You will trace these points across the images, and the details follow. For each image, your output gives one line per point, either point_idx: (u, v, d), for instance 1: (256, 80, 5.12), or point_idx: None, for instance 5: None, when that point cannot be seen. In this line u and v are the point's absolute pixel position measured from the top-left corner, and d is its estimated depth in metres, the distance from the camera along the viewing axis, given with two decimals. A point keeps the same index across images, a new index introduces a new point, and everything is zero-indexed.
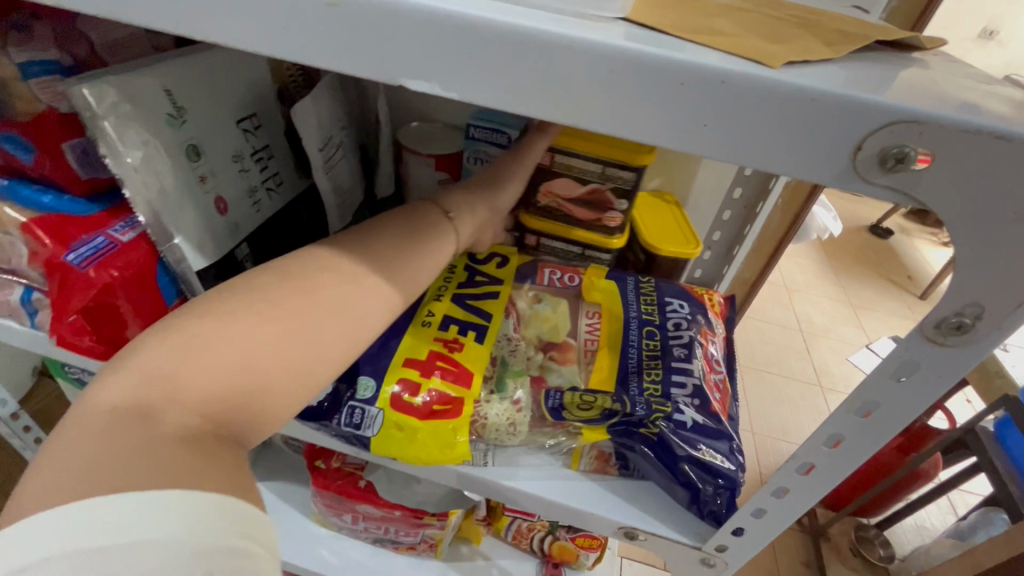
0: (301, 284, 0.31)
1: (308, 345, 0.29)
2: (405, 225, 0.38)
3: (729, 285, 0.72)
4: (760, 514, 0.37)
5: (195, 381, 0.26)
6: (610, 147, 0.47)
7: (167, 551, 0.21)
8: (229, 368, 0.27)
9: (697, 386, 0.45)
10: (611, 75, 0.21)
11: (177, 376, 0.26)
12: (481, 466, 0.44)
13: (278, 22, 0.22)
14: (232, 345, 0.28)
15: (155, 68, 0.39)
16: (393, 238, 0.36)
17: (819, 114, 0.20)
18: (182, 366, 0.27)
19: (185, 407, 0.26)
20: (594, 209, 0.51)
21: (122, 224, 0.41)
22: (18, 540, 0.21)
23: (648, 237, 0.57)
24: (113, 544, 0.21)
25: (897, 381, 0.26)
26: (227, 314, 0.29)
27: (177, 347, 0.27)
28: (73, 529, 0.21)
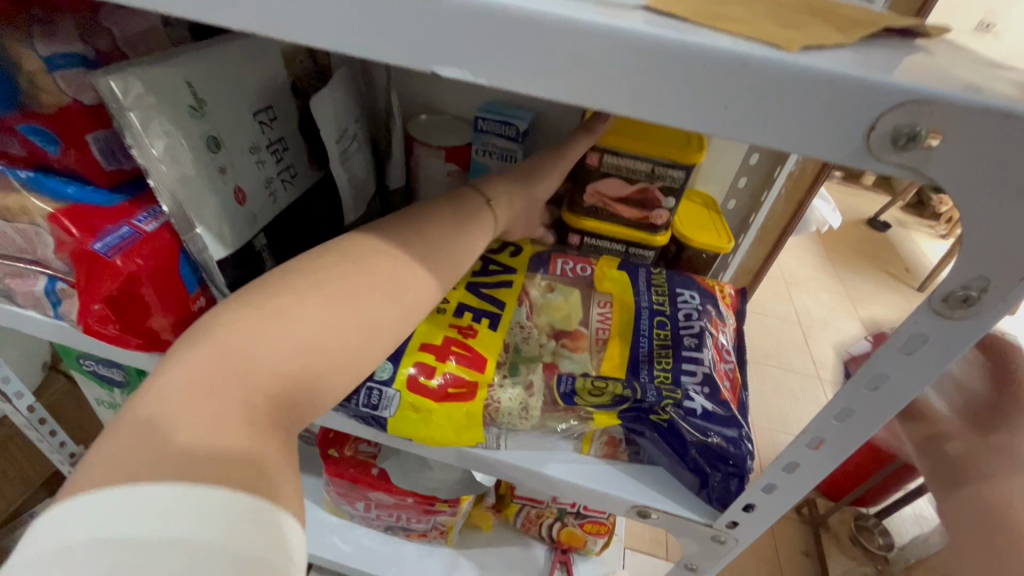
0: (361, 269, 0.33)
1: (367, 330, 0.31)
2: (446, 214, 0.40)
3: (734, 274, 0.73)
4: (770, 490, 0.38)
5: (268, 358, 0.29)
6: (660, 148, 0.52)
7: (208, 553, 0.23)
8: (293, 352, 0.29)
9: (707, 374, 0.46)
10: (635, 59, 0.22)
11: (246, 359, 0.28)
12: (494, 450, 0.45)
13: (319, 12, 0.24)
14: (297, 329, 0.30)
15: (178, 60, 0.40)
16: (437, 224, 0.39)
17: (834, 95, 0.21)
18: (252, 347, 0.29)
19: (256, 386, 0.28)
20: (642, 207, 0.56)
21: (145, 214, 0.42)
22: (85, 514, 0.23)
23: (681, 231, 0.60)
24: (163, 536, 0.23)
25: (904, 355, 0.28)
26: (299, 294, 0.31)
27: (248, 329, 0.29)
28: (132, 513, 0.23)
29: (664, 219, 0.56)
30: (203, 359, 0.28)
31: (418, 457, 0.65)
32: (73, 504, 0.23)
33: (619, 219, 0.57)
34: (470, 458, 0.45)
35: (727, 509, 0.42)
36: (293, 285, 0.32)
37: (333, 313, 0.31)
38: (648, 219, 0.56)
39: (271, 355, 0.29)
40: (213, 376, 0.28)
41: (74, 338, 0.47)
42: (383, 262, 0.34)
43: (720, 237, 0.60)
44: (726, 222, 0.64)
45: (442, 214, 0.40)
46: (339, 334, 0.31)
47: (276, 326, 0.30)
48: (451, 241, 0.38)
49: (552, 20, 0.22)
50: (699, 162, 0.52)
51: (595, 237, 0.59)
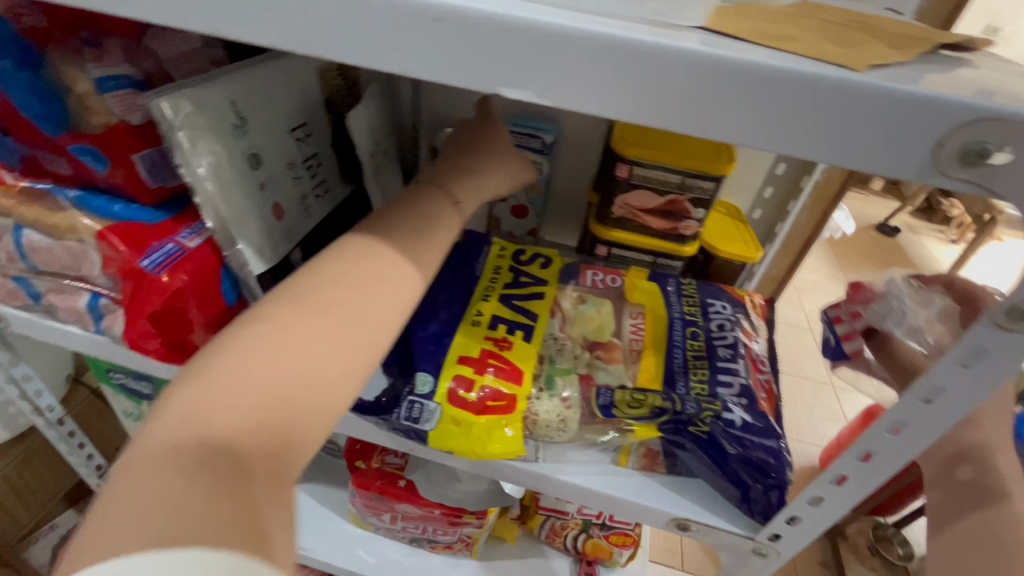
0: (308, 308, 0.30)
1: (331, 366, 0.29)
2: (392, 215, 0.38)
3: (757, 283, 0.73)
4: (817, 503, 0.38)
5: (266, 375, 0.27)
6: (691, 160, 0.52)
7: None
8: (266, 396, 0.26)
9: (744, 386, 0.46)
10: (704, 79, 0.22)
11: (211, 410, 0.25)
12: (533, 462, 0.45)
13: (384, 37, 0.24)
14: (257, 378, 0.27)
15: (223, 80, 0.41)
16: (386, 228, 0.36)
17: (905, 113, 0.21)
18: (206, 402, 0.26)
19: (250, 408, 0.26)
20: (670, 219, 0.56)
21: (188, 231, 0.43)
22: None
23: (709, 240, 0.60)
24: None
25: (962, 367, 0.28)
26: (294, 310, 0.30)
27: (209, 379, 0.27)
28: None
29: (693, 231, 0.57)
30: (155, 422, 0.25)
31: (444, 468, 0.65)
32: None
33: (648, 231, 0.58)
34: (508, 473, 0.45)
35: (770, 521, 0.42)
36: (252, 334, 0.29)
37: (295, 351, 0.28)
38: (675, 229, 0.57)
39: (235, 401, 0.26)
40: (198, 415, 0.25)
41: (115, 352, 0.48)
42: (340, 293, 0.31)
43: (748, 247, 0.60)
44: (752, 231, 0.64)
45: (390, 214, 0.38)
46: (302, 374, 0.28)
47: (230, 378, 0.26)
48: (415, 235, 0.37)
49: (620, 41, 0.22)
50: (729, 172, 0.53)
51: (623, 247, 0.60)
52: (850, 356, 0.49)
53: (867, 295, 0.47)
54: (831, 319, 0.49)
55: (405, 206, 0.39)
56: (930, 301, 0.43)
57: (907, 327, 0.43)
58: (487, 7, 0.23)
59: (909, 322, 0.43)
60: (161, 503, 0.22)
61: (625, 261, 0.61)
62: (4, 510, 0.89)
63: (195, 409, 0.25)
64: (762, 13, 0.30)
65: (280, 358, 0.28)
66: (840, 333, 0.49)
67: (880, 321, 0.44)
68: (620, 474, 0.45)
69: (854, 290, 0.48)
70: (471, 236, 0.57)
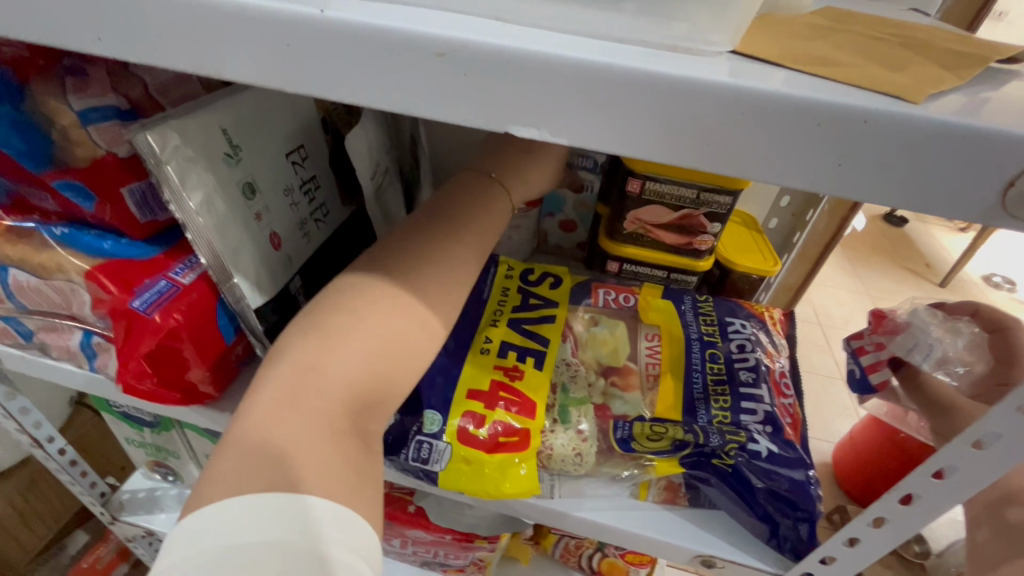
0: (378, 296, 0.31)
1: (408, 350, 0.30)
2: (402, 245, 0.34)
3: (774, 292, 0.70)
4: (853, 543, 0.35)
5: (347, 353, 0.28)
6: (706, 173, 0.49)
7: (274, 552, 0.22)
8: (355, 371, 0.28)
9: (768, 413, 0.44)
10: (740, 117, 0.20)
11: (304, 384, 0.27)
12: (548, 499, 0.43)
13: (384, 73, 0.22)
14: (338, 358, 0.28)
15: (214, 107, 0.39)
16: (398, 263, 0.33)
17: (970, 151, 0.18)
18: (296, 378, 0.27)
19: (334, 382, 0.27)
20: (684, 234, 0.54)
21: (181, 266, 0.41)
22: (195, 528, 0.23)
23: (725, 253, 0.58)
24: (238, 543, 0.22)
25: (1019, 412, 0.26)
26: (367, 299, 0.31)
27: (300, 356, 0.28)
28: (224, 524, 0.22)
29: (708, 246, 0.54)
30: (259, 393, 0.27)
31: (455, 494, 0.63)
32: (187, 526, 0.23)
33: (660, 246, 0.55)
34: (524, 512, 0.43)
35: (801, 560, 0.39)
36: (335, 319, 0.29)
37: (377, 337, 0.29)
38: (690, 244, 0.54)
39: (327, 384, 0.27)
40: (290, 391, 0.27)
41: (110, 391, 0.46)
42: (394, 292, 0.31)
43: (765, 259, 0.58)
44: (769, 241, 0.62)
45: (407, 242, 0.35)
46: (388, 358, 0.29)
47: (321, 361, 0.28)
48: (425, 268, 0.34)
49: (646, 77, 0.20)
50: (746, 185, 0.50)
51: (636, 264, 0.57)
52: (876, 388, 0.46)
53: (890, 325, 0.46)
54: (856, 350, 0.47)
55: (427, 225, 0.36)
56: (957, 331, 0.45)
57: (936, 359, 0.44)
58: (497, 40, 0.21)
59: (937, 354, 0.44)
60: (276, 463, 0.25)
61: (638, 276, 0.59)
62: (11, 536, 0.88)
63: (287, 388, 0.27)
64: (791, 27, 0.28)
65: (364, 345, 0.29)
66: (865, 364, 0.46)
67: (906, 355, 0.45)
68: (645, 502, 0.43)
69: (876, 321, 0.47)
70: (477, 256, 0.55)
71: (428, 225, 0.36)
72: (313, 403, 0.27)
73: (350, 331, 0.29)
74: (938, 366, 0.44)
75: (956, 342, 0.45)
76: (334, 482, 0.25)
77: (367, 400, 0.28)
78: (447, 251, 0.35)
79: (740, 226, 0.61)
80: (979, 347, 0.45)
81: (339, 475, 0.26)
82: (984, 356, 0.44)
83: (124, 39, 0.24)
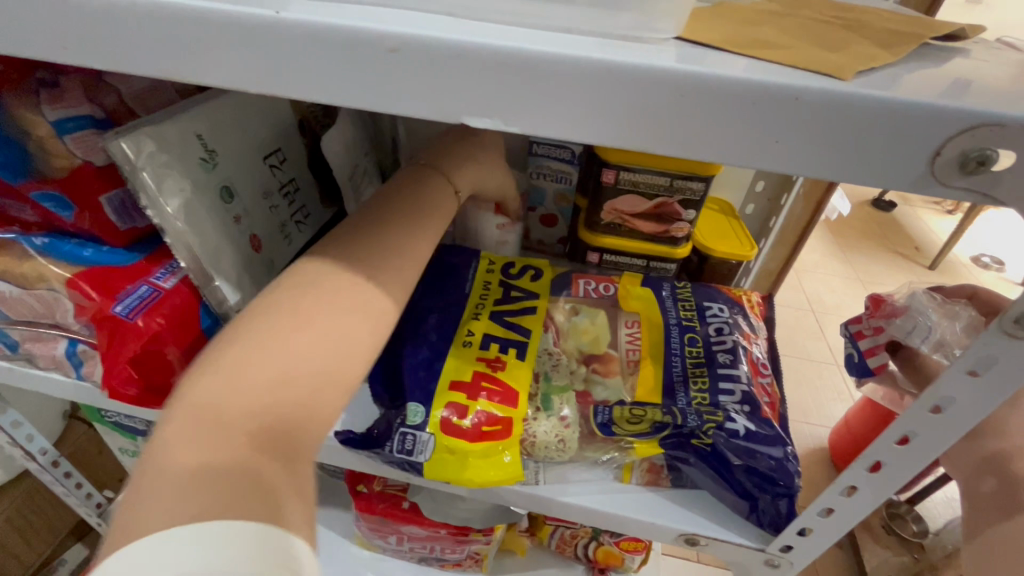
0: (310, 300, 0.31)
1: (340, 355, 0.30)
2: (371, 239, 0.35)
3: (754, 277, 0.71)
4: (827, 513, 0.37)
5: (271, 364, 0.28)
6: (678, 161, 0.50)
7: None
8: (278, 384, 0.27)
9: (746, 393, 0.45)
10: (680, 99, 0.21)
11: (223, 403, 0.26)
12: (533, 485, 0.44)
13: (341, 69, 0.23)
14: (257, 371, 0.27)
15: (187, 113, 0.40)
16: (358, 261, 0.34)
17: (896, 123, 0.19)
18: (213, 398, 0.26)
19: (256, 397, 0.27)
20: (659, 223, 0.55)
21: (163, 271, 0.42)
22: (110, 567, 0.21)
23: (701, 240, 0.59)
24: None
25: (972, 374, 0.27)
26: (298, 305, 0.30)
27: (218, 376, 0.27)
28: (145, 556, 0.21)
29: (685, 233, 0.55)
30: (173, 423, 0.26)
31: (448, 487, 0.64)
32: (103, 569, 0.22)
33: (638, 234, 0.56)
34: (508, 497, 0.44)
35: (781, 533, 0.40)
36: (256, 341, 0.29)
37: (301, 350, 0.29)
38: (666, 233, 0.55)
39: (249, 402, 0.26)
40: (204, 415, 0.26)
41: (98, 398, 0.47)
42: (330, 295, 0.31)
43: (742, 244, 0.59)
44: (745, 226, 0.63)
45: (371, 234, 0.36)
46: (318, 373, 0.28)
47: (240, 376, 0.27)
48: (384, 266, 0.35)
49: (590, 65, 0.21)
50: (717, 172, 0.51)
51: (614, 254, 0.58)
52: (876, 371, 0.47)
53: (888, 309, 0.46)
54: (855, 334, 0.47)
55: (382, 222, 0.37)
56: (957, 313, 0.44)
57: (933, 342, 0.44)
58: (445, 34, 0.21)
59: (934, 338, 0.44)
60: (194, 488, 0.24)
61: (617, 266, 0.60)
62: (10, 552, 0.87)
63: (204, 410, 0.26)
64: (741, 13, 0.29)
65: (285, 363, 0.28)
66: (863, 348, 0.47)
67: (906, 338, 0.45)
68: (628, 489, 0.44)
69: (874, 306, 0.48)
70: (458, 252, 0.56)
71: (390, 216, 0.37)
72: (230, 428, 0.26)
73: (275, 341, 0.28)
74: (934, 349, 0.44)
75: (954, 325, 0.44)
76: (259, 501, 0.24)
77: (295, 417, 0.27)
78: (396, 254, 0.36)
79: (716, 212, 0.62)
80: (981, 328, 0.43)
81: (275, 492, 0.25)
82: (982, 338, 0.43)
83: (88, 47, 0.24)
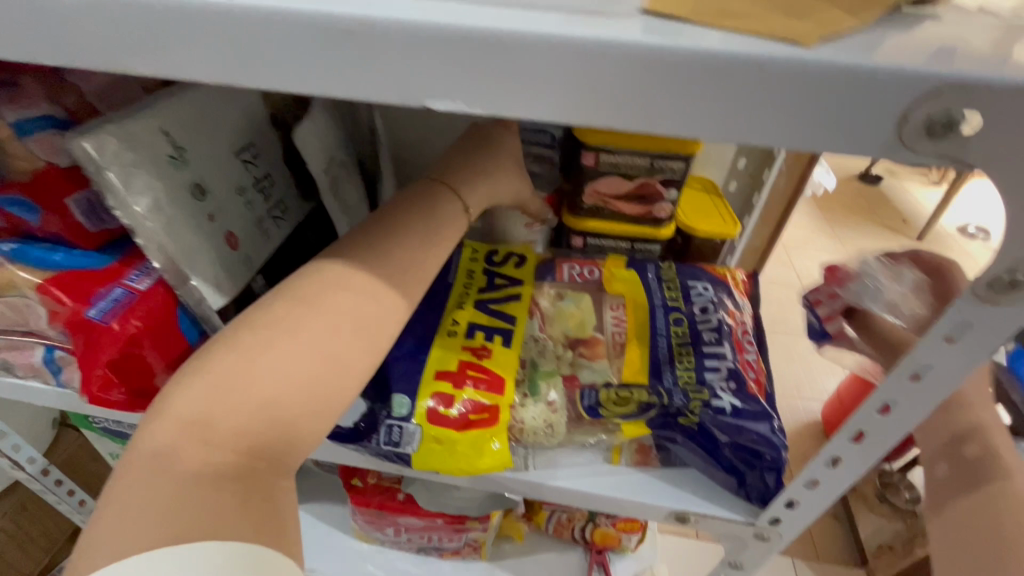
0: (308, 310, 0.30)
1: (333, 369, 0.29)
2: (372, 244, 0.34)
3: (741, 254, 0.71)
4: (813, 486, 0.37)
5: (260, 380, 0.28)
6: (656, 141, 0.50)
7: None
8: (262, 405, 0.27)
9: (731, 369, 0.45)
10: (640, 74, 0.20)
11: (209, 415, 0.27)
12: (522, 471, 0.44)
13: (295, 53, 0.22)
14: (244, 385, 0.27)
15: (154, 111, 0.39)
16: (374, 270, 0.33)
17: (861, 89, 0.19)
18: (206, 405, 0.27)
19: (243, 414, 0.27)
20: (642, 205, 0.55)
21: (137, 272, 0.41)
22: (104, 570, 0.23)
23: (684, 219, 0.58)
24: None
25: (948, 341, 0.27)
26: (293, 315, 0.30)
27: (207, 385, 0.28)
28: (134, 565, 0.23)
29: (667, 213, 0.55)
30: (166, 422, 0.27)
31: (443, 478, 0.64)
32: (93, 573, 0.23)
33: (621, 217, 0.56)
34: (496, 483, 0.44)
35: (767, 505, 0.41)
36: (224, 354, 0.29)
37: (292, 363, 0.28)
38: (649, 213, 0.55)
39: (235, 419, 0.27)
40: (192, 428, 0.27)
41: (79, 406, 0.46)
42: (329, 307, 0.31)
43: (725, 222, 0.59)
44: (729, 204, 0.63)
45: (358, 233, 0.35)
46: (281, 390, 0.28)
47: (233, 388, 0.28)
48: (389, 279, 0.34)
49: (547, 40, 0.20)
50: (696, 150, 0.51)
51: (599, 238, 0.58)
52: (832, 335, 0.48)
53: (840, 274, 0.46)
54: (810, 302, 0.48)
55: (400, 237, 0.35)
56: (901, 274, 0.44)
57: (884, 304, 0.43)
58: (401, 12, 0.21)
59: (885, 299, 0.43)
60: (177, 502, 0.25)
61: (602, 250, 0.59)
62: (8, 562, 0.87)
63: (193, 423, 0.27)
64: None
65: (249, 382, 0.28)
66: (821, 315, 0.48)
67: (855, 301, 0.45)
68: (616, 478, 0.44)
69: (829, 273, 0.47)
70: None
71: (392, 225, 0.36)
72: (216, 444, 0.27)
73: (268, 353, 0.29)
74: (886, 311, 0.43)
75: (902, 286, 0.43)
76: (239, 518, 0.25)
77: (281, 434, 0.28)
78: (403, 263, 0.34)
79: (696, 190, 0.62)
80: (924, 288, 0.43)
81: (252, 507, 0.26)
82: (929, 299, 0.42)
83: (35, 42, 0.23)
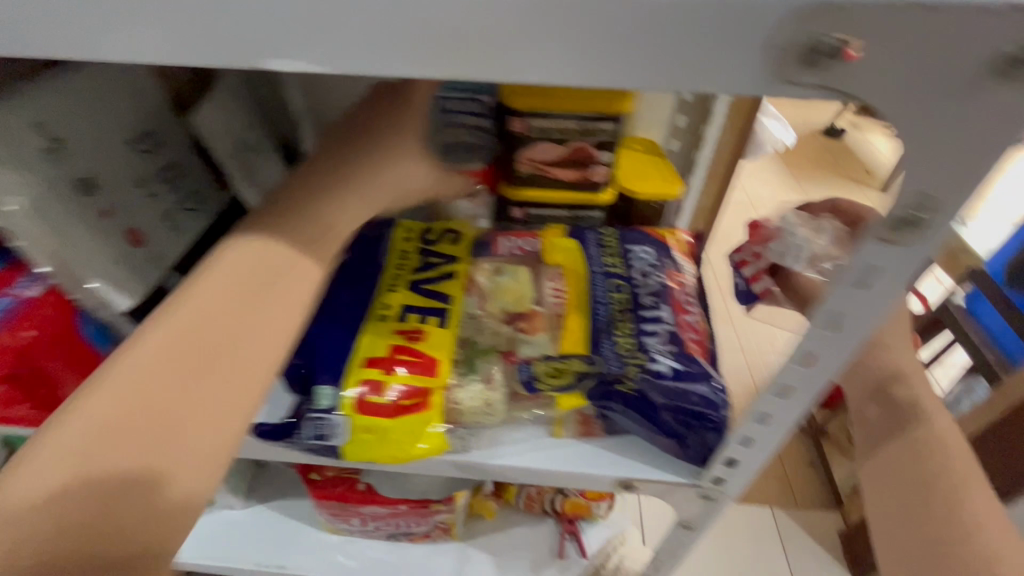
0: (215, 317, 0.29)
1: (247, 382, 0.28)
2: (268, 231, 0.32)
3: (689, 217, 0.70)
4: (749, 443, 0.37)
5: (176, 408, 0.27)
6: (584, 102, 0.48)
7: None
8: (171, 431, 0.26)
9: (670, 332, 0.44)
10: (492, 15, 0.19)
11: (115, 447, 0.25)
12: (462, 453, 0.42)
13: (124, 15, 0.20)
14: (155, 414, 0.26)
15: (23, 98, 0.35)
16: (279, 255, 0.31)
17: (725, 16, 0.18)
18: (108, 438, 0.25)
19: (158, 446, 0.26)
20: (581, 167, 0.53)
21: (25, 281, 0.39)
22: None
23: (623, 182, 0.57)
24: None
25: (862, 287, 0.26)
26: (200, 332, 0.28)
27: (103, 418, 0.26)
28: None
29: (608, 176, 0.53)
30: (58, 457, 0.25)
31: None
32: None
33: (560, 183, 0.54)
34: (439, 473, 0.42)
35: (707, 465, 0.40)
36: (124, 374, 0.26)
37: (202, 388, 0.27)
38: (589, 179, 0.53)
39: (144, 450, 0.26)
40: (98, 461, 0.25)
41: None
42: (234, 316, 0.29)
43: (667, 183, 0.57)
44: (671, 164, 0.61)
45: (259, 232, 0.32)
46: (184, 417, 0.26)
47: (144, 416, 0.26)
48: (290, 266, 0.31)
49: None
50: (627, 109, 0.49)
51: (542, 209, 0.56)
52: (759, 297, 0.48)
53: (763, 233, 0.46)
54: (736, 263, 0.49)
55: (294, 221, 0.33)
56: (821, 229, 0.44)
57: (806, 259, 0.43)
58: None
59: (807, 254, 0.43)
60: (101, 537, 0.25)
61: (544, 220, 0.58)
62: None
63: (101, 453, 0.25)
64: None
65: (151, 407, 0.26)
66: (747, 275, 0.48)
67: (780, 259, 0.44)
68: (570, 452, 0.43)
69: (753, 232, 0.48)
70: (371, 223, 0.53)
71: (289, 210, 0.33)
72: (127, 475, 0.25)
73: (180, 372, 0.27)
74: (808, 266, 0.43)
75: (823, 241, 0.43)
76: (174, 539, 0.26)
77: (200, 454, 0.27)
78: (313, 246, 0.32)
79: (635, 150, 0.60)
80: (844, 243, 0.43)
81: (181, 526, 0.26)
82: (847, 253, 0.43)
83: None
